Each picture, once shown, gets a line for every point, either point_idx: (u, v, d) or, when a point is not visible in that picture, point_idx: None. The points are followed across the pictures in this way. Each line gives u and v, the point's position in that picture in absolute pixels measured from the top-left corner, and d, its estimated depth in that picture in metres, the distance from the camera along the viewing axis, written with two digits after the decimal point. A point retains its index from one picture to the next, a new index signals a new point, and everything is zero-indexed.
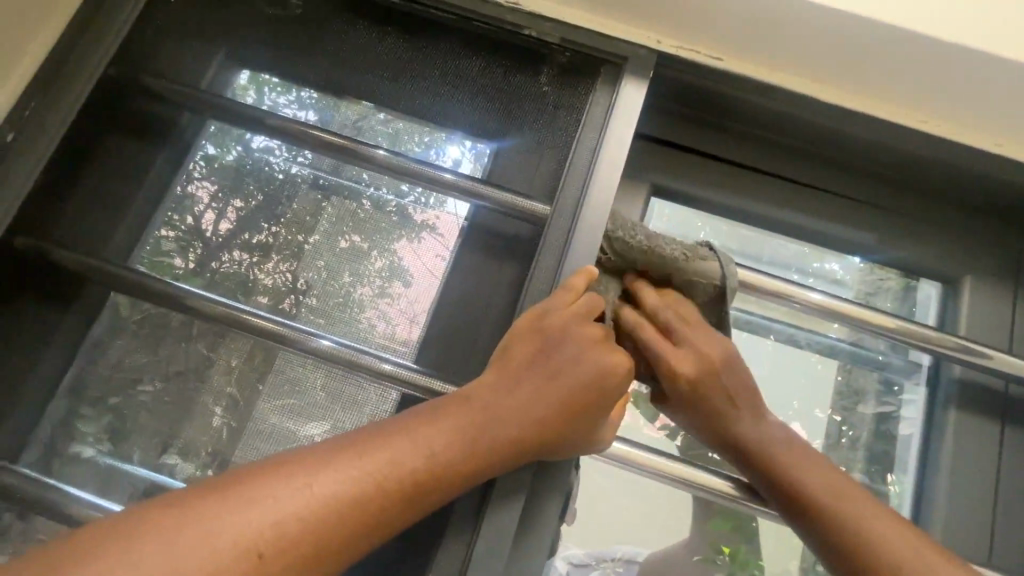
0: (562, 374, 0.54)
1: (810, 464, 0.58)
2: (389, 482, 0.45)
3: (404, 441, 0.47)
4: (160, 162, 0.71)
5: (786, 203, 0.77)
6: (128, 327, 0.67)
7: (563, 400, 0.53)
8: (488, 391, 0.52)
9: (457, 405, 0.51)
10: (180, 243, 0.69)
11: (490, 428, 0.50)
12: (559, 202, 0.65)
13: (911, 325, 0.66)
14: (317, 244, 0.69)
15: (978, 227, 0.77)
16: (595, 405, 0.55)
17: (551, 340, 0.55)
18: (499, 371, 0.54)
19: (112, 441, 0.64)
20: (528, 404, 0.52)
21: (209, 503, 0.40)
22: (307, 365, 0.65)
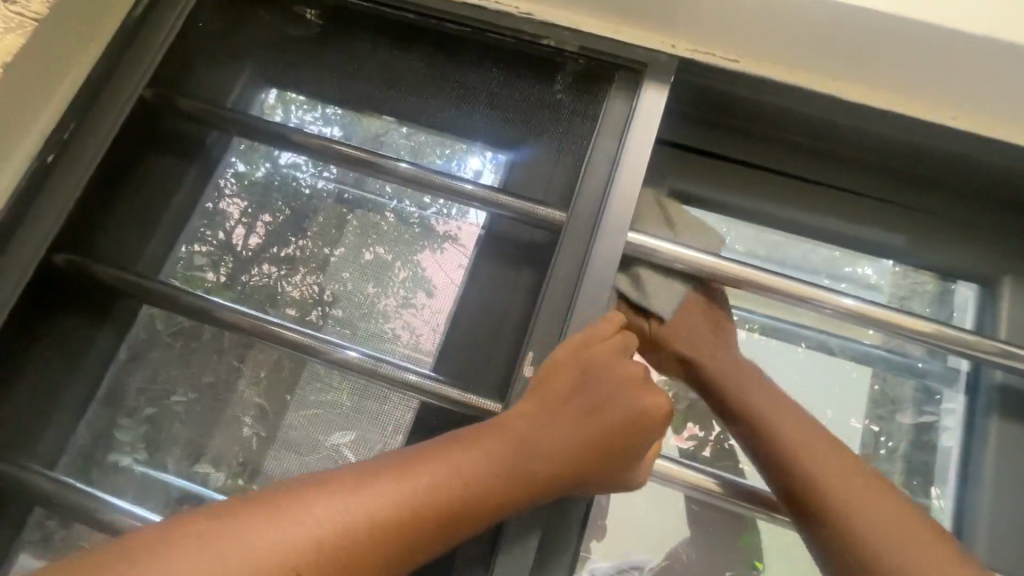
0: (601, 407, 0.54)
1: (806, 433, 0.60)
2: (425, 506, 0.47)
3: (441, 467, 0.48)
4: (195, 181, 0.74)
5: (810, 204, 0.75)
6: (163, 340, 0.69)
7: (599, 437, 0.53)
8: (526, 421, 0.52)
9: (495, 435, 0.51)
10: (211, 258, 0.72)
11: (527, 460, 0.51)
12: (579, 209, 0.64)
13: (950, 330, 0.63)
14: (342, 257, 0.71)
15: (1016, 227, 0.74)
16: (634, 440, 0.54)
17: (592, 370, 0.55)
18: (538, 399, 0.54)
19: (148, 450, 0.66)
20: (566, 437, 0.52)
21: (261, 519, 0.43)
22: (334, 375, 0.66)
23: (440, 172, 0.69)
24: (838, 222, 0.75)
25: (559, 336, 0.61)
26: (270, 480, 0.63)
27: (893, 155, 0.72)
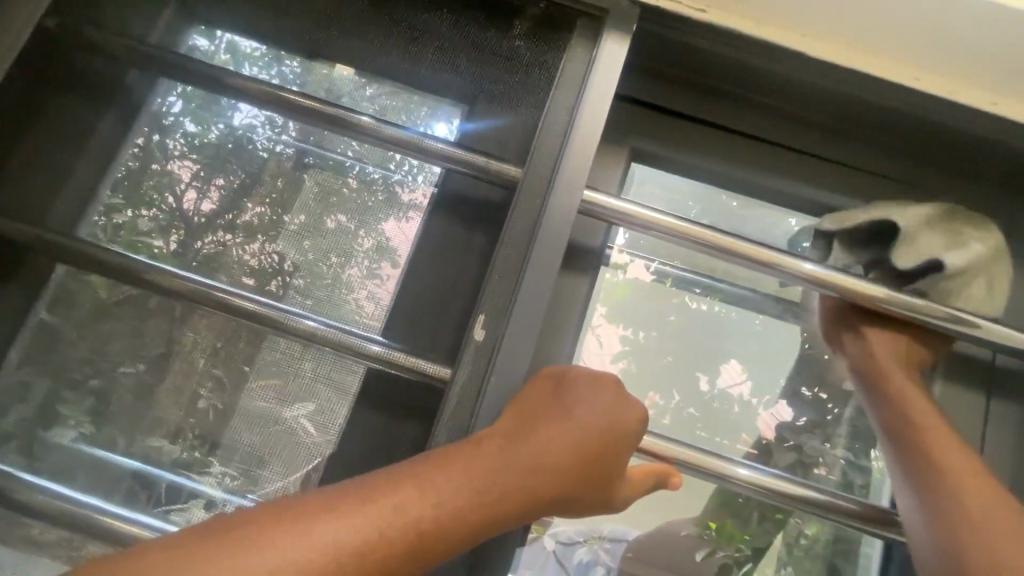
0: (580, 420, 0.50)
1: (948, 443, 0.61)
2: (394, 529, 0.41)
3: (416, 483, 0.44)
4: (141, 139, 0.69)
5: (773, 168, 0.74)
6: (108, 308, 0.64)
7: (578, 454, 0.49)
8: (504, 438, 0.48)
9: (471, 452, 0.47)
10: (159, 223, 0.66)
11: (502, 480, 0.46)
12: (534, 162, 0.61)
13: (899, 296, 0.64)
14: (302, 225, 0.67)
15: (970, 190, 0.75)
16: (614, 451, 0.51)
17: (572, 386, 0.52)
18: (515, 418, 0.50)
19: (93, 425, 0.61)
20: (548, 451, 0.48)
21: (205, 547, 0.38)
22: (295, 349, 0.62)
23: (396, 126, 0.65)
24: (805, 180, 0.74)
25: (509, 299, 0.58)
26: (230, 452, 0.60)
27: (861, 120, 0.72)
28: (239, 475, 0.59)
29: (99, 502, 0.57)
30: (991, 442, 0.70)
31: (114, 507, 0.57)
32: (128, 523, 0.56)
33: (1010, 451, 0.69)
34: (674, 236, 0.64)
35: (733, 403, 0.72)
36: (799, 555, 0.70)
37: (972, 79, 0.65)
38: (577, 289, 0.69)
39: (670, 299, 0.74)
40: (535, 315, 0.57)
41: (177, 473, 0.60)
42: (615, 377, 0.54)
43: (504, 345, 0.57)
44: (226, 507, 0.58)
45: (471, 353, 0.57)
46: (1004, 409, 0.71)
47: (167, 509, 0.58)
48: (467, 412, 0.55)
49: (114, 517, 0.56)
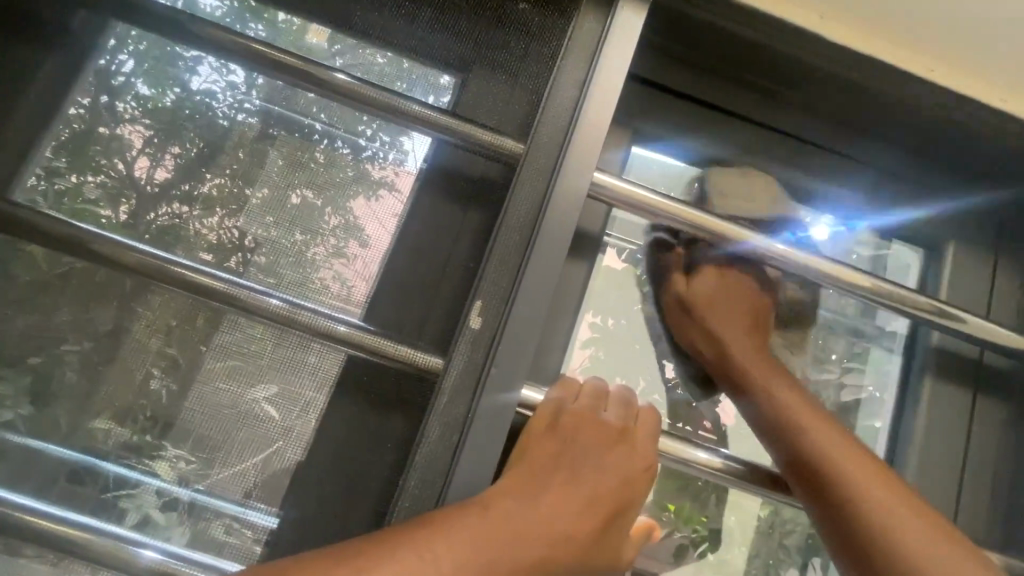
0: (588, 478, 0.50)
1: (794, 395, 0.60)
2: None
3: (419, 551, 0.41)
4: (88, 98, 0.62)
5: (764, 155, 0.73)
6: (47, 282, 0.58)
7: (587, 516, 0.48)
8: (510, 497, 0.47)
9: (478, 514, 0.45)
10: (108, 191, 0.60)
11: (510, 547, 0.44)
12: (539, 138, 0.59)
13: (909, 296, 0.64)
14: (264, 200, 0.61)
15: (958, 192, 0.76)
16: (622, 511, 0.50)
17: (578, 442, 0.51)
18: (522, 473, 0.49)
19: (33, 407, 0.56)
20: (557, 514, 0.47)
21: None
22: (256, 332, 0.58)
23: (383, 89, 0.61)
24: (790, 166, 0.74)
25: (512, 281, 0.55)
26: (184, 435, 0.56)
27: (851, 109, 0.71)
28: (194, 459, 0.55)
29: (35, 503, 0.52)
30: (968, 437, 0.71)
31: (49, 509, 0.52)
32: (66, 527, 0.51)
33: (983, 446, 0.71)
34: (680, 224, 0.62)
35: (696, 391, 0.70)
36: (763, 537, 0.72)
37: (979, 69, 0.65)
38: (576, 277, 0.68)
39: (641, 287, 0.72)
40: (541, 304, 0.54)
41: (123, 457, 0.55)
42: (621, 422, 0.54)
43: (507, 331, 0.54)
44: (179, 492, 0.54)
45: (468, 341, 0.54)
46: (982, 406, 0.72)
47: (116, 496, 0.54)
48: (465, 401, 0.53)
49: (52, 521, 0.51)
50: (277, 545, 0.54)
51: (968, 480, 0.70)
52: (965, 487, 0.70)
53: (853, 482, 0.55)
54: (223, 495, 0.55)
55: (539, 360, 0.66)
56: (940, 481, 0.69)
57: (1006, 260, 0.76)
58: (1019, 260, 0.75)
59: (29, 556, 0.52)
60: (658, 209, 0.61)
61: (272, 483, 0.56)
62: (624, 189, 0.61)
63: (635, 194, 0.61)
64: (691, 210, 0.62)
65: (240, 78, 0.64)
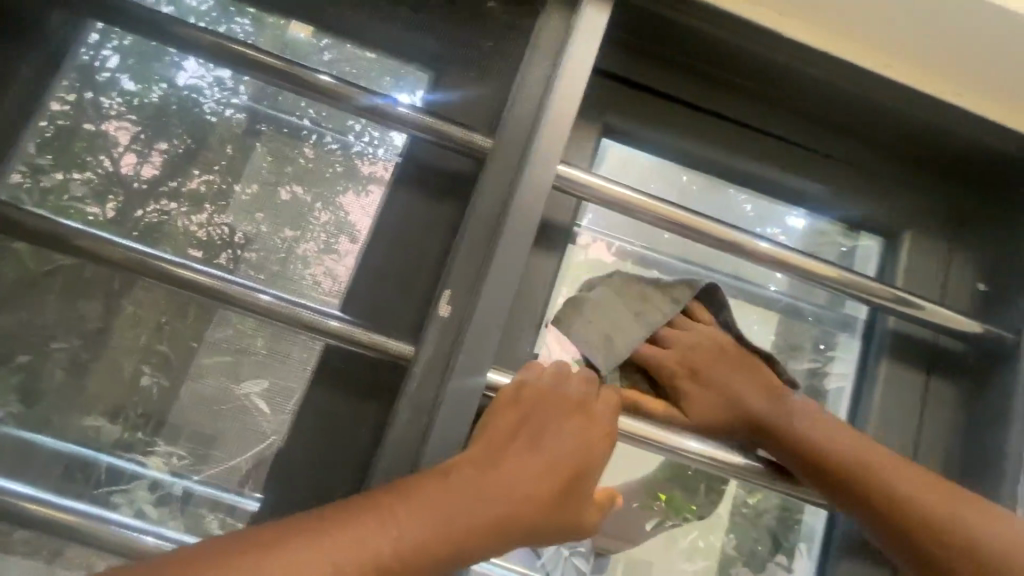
0: (547, 445, 0.50)
1: (807, 421, 0.61)
2: (352, 563, 0.40)
3: (376, 516, 0.42)
4: (75, 96, 0.63)
5: (736, 148, 0.75)
6: (36, 280, 0.58)
7: (547, 481, 0.49)
8: (468, 466, 0.47)
9: (436, 482, 0.45)
10: (96, 188, 0.61)
11: (467, 511, 0.45)
12: (507, 133, 0.60)
13: (870, 284, 0.66)
14: (254, 196, 0.63)
15: (923, 183, 0.78)
16: (582, 477, 0.51)
17: (538, 415, 0.52)
18: (482, 445, 0.50)
19: (23, 404, 0.56)
20: (515, 479, 0.48)
21: None
22: (251, 326, 0.59)
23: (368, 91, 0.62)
24: (766, 160, 0.76)
25: (481, 273, 0.56)
26: (177, 432, 0.57)
27: (817, 103, 0.73)
28: (187, 455, 0.57)
29: (35, 492, 0.53)
30: (930, 421, 0.73)
31: (50, 497, 0.53)
32: (67, 515, 0.52)
33: (945, 429, 0.73)
34: (663, 223, 0.64)
35: None
36: (742, 523, 0.74)
37: (932, 66, 0.67)
38: (546, 268, 0.69)
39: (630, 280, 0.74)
40: (508, 295, 0.55)
41: (117, 454, 0.56)
42: (585, 394, 0.55)
43: (475, 318, 0.55)
44: (173, 487, 0.56)
45: (437, 331, 0.56)
46: (942, 390, 0.74)
47: (109, 491, 0.55)
48: (435, 387, 0.54)
49: (57, 509, 0.52)
50: None
51: (930, 461, 0.72)
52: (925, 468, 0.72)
53: (881, 484, 0.59)
54: (219, 487, 0.56)
55: (507, 352, 0.66)
56: None
57: (967, 248, 0.78)
58: (978, 247, 0.77)
59: (22, 552, 0.53)
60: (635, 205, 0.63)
61: (264, 475, 0.57)
62: (602, 184, 0.62)
63: (610, 191, 0.62)
64: (667, 208, 0.63)
65: (227, 74, 0.65)
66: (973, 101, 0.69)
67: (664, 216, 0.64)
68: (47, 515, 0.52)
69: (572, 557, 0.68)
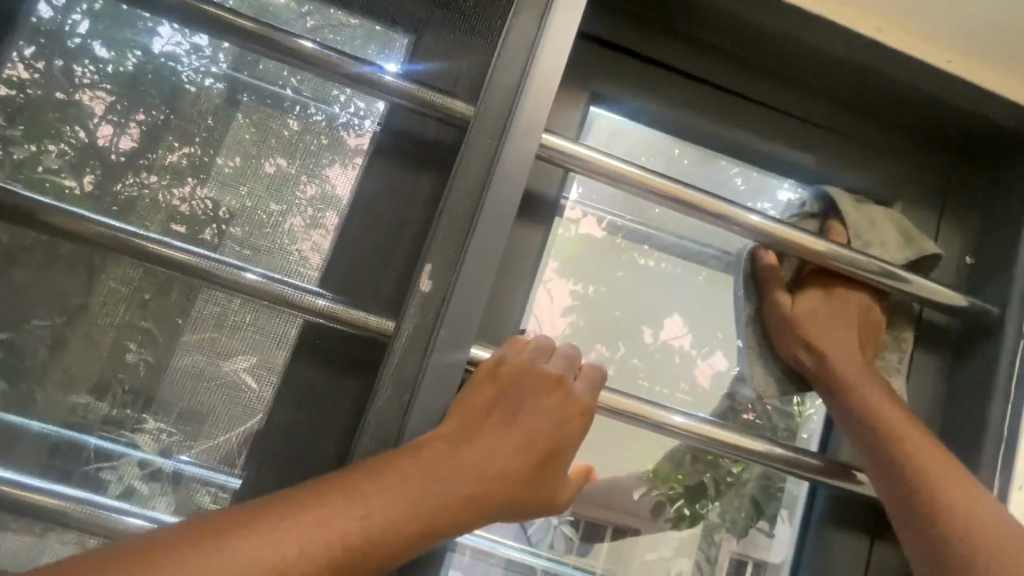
0: (521, 421, 0.50)
1: (884, 397, 0.63)
2: (322, 541, 0.39)
3: (350, 495, 0.41)
4: (43, 62, 0.59)
5: (731, 118, 0.74)
6: (13, 255, 0.56)
7: (524, 457, 0.49)
8: (444, 443, 0.47)
9: (409, 459, 0.45)
10: (72, 160, 0.58)
11: (442, 487, 0.44)
12: (487, 100, 0.58)
13: (857, 256, 0.65)
14: (238, 168, 0.60)
15: (917, 155, 0.78)
16: (559, 452, 0.51)
17: (514, 391, 0.52)
18: (456, 423, 0.49)
19: (6, 383, 0.55)
20: (490, 454, 0.48)
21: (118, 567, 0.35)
22: (233, 302, 0.58)
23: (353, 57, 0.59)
24: (765, 130, 0.74)
25: (461, 247, 0.55)
26: (167, 408, 0.56)
27: (816, 72, 0.72)
28: (177, 431, 0.56)
29: (15, 475, 0.52)
30: (917, 392, 0.74)
31: (29, 479, 0.53)
32: (48, 497, 0.52)
33: (931, 401, 0.74)
34: (654, 195, 0.63)
35: (674, 354, 0.73)
36: (725, 492, 0.74)
37: (929, 34, 0.68)
38: (531, 241, 0.68)
39: (620, 255, 0.73)
40: (490, 267, 0.54)
41: (105, 432, 0.55)
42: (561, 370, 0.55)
43: (456, 291, 0.54)
44: (162, 464, 0.55)
45: (417, 304, 0.55)
46: (930, 362, 0.75)
47: (97, 468, 0.54)
48: (416, 359, 0.53)
49: (43, 494, 0.52)
50: None
51: None
52: None
53: (930, 475, 0.59)
54: (208, 465, 0.56)
55: (494, 326, 0.65)
56: None
57: (958, 220, 0.77)
58: (970, 218, 0.77)
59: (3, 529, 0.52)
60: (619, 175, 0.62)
61: (252, 450, 0.57)
62: (584, 155, 0.60)
63: (590, 161, 0.61)
64: (651, 180, 0.62)
65: (204, 40, 0.62)
66: (969, 71, 0.70)
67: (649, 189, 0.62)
68: (28, 498, 0.52)
69: (559, 525, 0.69)
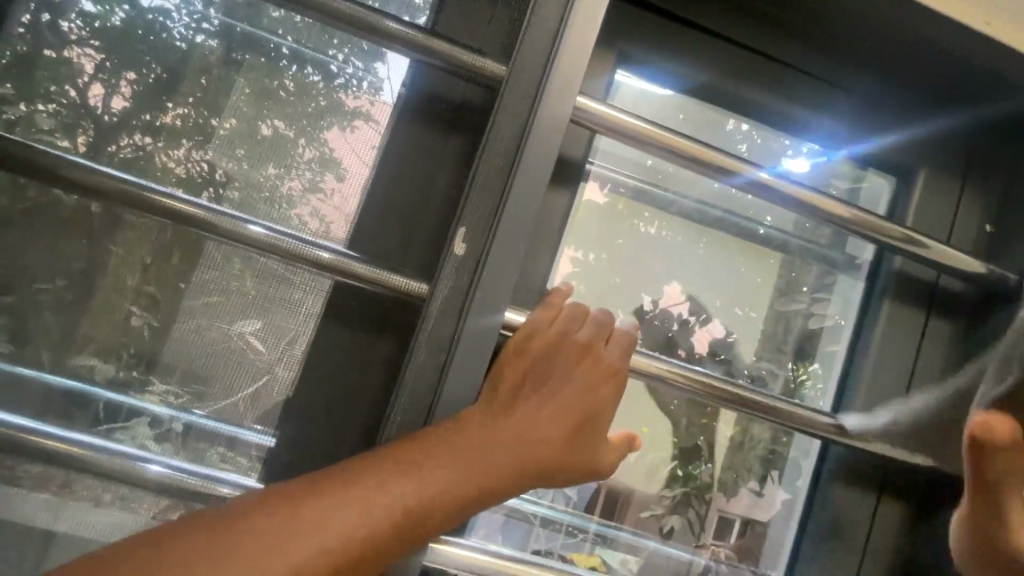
0: (555, 395, 0.52)
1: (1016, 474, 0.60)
2: (379, 507, 0.43)
3: (400, 468, 0.45)
4: (25, 15, 0.57)
5: (747, 78, 0.72)
6: (12, 217, 0.56)
7: (561, 422, 0.51)
8: (484, 414, 0.50)
9: (452, 430, 0.48)
10: (63, 120, 0.57)
11: (487, 454, 0.48)
12: (520, 60, 0.57)
13: (885, 224, 0.66)
14: (232, 131, 0.59)
15: (938, 123, 0.76)
16: (596, 417, 0.53)
17: (549, 362, 0.54)
18: (494, 392, 0.52)
19: (13, 344, 0.55)
20: (529, 423, 0.50)
21: (198, 538, 0.39)
22: (237, 264, 0.58)
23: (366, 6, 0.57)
24: (772, 91, 0.73)
25: (494, 211, 0.55)
26: (170, 370, 0.57)
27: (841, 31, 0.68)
28: (184, 393, 0.57)
29: (27, 423, 0.53)
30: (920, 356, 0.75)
31: (38, 426, 0.53)
32: (61, 443, 0.52)
33: (934, 365, 0.76)
34: (683, 159, 0.63)
35: (673, 322, 0.73)
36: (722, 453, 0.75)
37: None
38: (558, 205, 0.67)
39: (620, 223, 0.73)
40: (525, 230, 0.55)
41: (115, 389, 0.56)
42: (596, 339, 0.56)
43: (490, 255, 0.54)
44: (173, 423, 0.56)
45: (452, 268, 0.55)
46: (936, 327, 0.76)
47: (109, 427, 0.56)
48: (451, 322, 0.54)
49: (57, 440, 0.52)
50: (273, 464, 0.58)
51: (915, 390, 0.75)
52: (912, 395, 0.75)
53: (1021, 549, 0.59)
54: (221, 417, 0.57)
55: (521, 290, 0.66)
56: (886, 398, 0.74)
57: (972, 185, 0.77)
58: (982, 185, 0.78)
59: (28, 484, 0.54)
60: (656, 144, 0.62)
61: (264, 410, 0.58)
62: (616, 121, 0.60)
63: (626, 128, 0.60)
64: (685, 146, 0.62)
65: None
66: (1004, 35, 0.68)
67: (683, 157, 0.62)
68: (43, 445, 0.52)
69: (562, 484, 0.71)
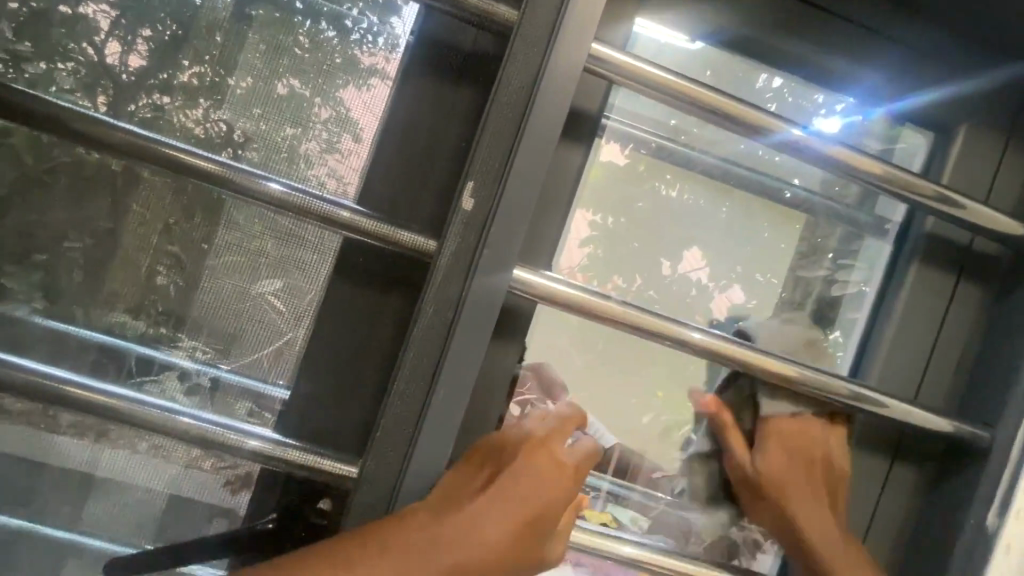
0: (511, 491, 0.53)
1: None
2: None
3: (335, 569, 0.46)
4: None
5: (781, 26, 0.68)
6: (40, 177, 0.56)
7: (506, 522, 0.51)
8: (427, 513, 0.50)
9: (390, 529, 0.49)
10: (83, 80, 0.57)
11: (424, 554, 0.48)
12: (534, 4, 0.54)
13: (916, 183, 0.63)
14: (248, 90, 0.58)
15: (985, 75, 0.71)
16: (544, 517, 0.53)
17: (500, 461, 0.55)
18: (440, 493, 0.52)
19: (48, 300, 0.57)
20: (473, 525, 0.51)
21: None
22: (256, 224, 0.58)
23: None
24: (806, 41, 0.69)
25: (503, 167, 0.54)
26: (199, 327, 0.59)
27: None
28: (211, 349, 0.59)
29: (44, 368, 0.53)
30: (945, 322, 0.73)
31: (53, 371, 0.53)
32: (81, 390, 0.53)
33: (958, 332, 0.74)
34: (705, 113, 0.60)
35: (691, 287, 0.72)
36: None
37: None
38: (572, 160, 0.66)
39: (638, 185, 0.71)
40: (534, 187, 0.54)
41: (146, 342, 0.58)
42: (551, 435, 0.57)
43: (498, 211, 0.54)
44: (200, 378, 0.59)
45: (460, 225, 0.54)
46: (966, 292, 0.73)
47: (140, 381, 0.58)
48: (458, 282, 0.54)
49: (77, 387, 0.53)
50: (294, 417, 0.60)
51: (938, 357, 0.74)
52: (935, 362, 0.74)
53: None
54: (246, 377, 0.59)
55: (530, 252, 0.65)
56: (906, 364, 0.73)
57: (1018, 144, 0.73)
58: None
59: (72, 430, 0.58)
60: (679, 94, 0.59)
61: (285, 365, 0.60)
62: (635, 70, 0.57)
63: (646, 75, 0.57)
64: (709, 97, 0.59)
65: None
66: None
67: (707, 108, 0.59)
68: (63, 393, 0.53)
69: None
